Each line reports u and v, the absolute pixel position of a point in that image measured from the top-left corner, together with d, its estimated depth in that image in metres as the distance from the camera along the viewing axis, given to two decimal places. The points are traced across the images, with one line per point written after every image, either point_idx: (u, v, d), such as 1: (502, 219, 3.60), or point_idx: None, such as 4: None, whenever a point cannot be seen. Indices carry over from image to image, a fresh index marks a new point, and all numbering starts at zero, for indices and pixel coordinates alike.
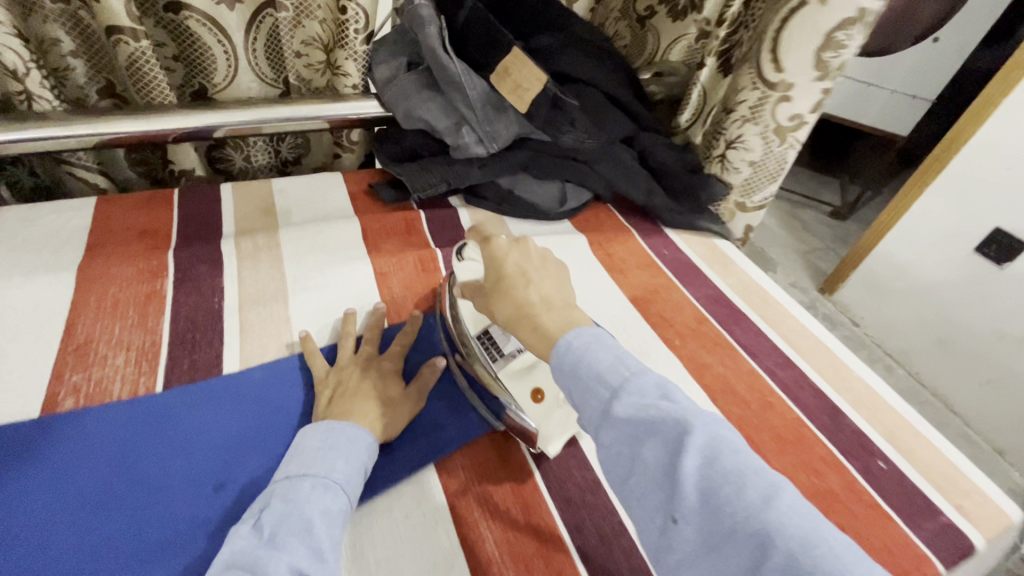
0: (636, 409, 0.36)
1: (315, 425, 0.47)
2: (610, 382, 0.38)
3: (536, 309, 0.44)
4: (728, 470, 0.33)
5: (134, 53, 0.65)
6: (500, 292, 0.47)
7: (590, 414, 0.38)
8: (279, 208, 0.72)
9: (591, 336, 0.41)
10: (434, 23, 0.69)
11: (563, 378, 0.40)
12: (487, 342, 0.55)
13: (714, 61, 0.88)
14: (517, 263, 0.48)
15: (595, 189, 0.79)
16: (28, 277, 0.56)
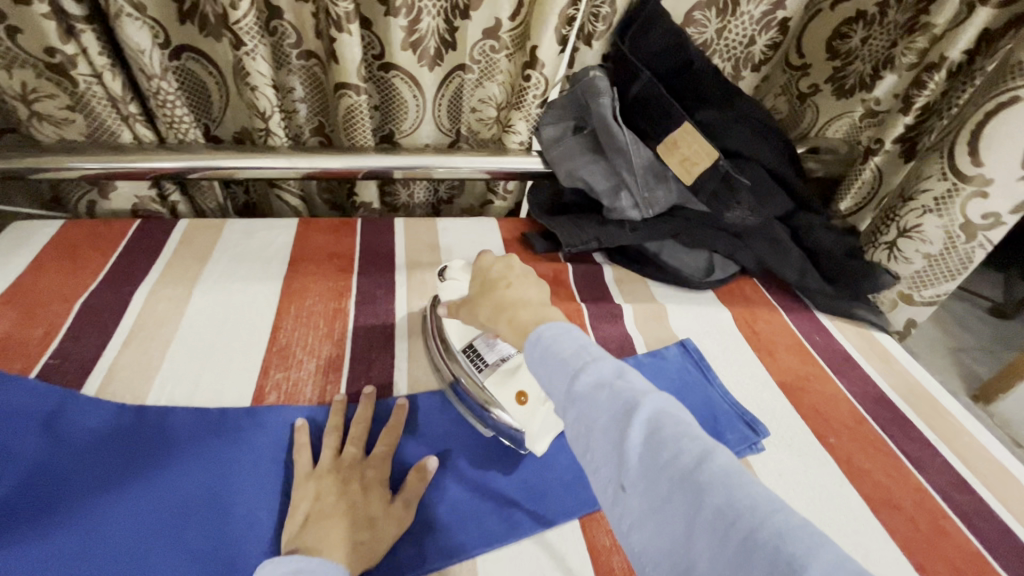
0: (597, 388, 0.34)
1: (277, 559, 0.40)
2: (571, 364, 0.35)
3: (507, 303, 0.43)
4: (671, 436, 0.30)
5: (353, 105, 0.76)
6: (483, 293, 0.46)
7: (555, 396, 0.35)
8: (442, 245, 0.79)
9: (558, 327, 0.38)
10: (608, 95, 0.74)
11: (534, 367, 0.37)
12: (472, 353, 0.57)
13: (891, 146, 0.84)
14: (500, 266, 0.47)
15: (742, 262, 0.78)
16: (250, 283, 0.67)
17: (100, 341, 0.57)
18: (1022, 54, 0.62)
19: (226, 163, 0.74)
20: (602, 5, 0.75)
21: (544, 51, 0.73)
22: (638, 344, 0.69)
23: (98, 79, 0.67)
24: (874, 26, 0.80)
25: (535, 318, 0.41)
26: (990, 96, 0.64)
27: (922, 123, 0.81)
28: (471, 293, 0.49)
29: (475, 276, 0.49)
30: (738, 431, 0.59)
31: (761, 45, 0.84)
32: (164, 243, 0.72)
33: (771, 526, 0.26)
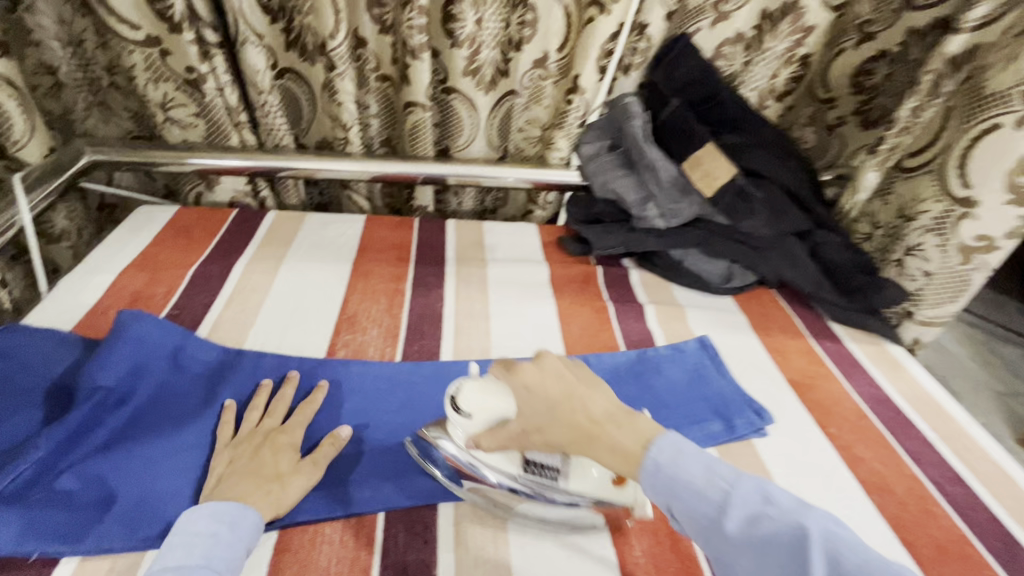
0: (752, 521, 0.38)
1: (202, 503, 0.45)
2: (711, 497, 0.40)
3: (600, 426, 0.44)
4: (851, 565, 0.34)
5: (419, 120, 0.88)
6: (557, 423, 0.45)
7: (704, 531, 0.40)
8: (488, 244, 0.90)
9: (671, 446, 0.43)
10: (640, 117, 0.85)
11: (663, 501, 0.42)
12: (531, 470, 0.50)
13: (883, 168, 0.85)
14: (558, 384, 0.46)
15: (761, 273, 0.84)
16: (326, 264, 0.79)
17: (206, 301, 0.70)
18: (997, 88, 0.71)
19: (312, 165, 0.88)
20: (641, 40, 0.87)
21: (585, 79, 0.85)
22: (658, 338, 0.76)
23: (220, 92, 0.82)
24: (897, 63, 0.86)
25: (637, 442, 0.44)
26: (971, 124, 0.74)
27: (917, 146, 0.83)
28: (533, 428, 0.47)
29: (522, 396, 0.47)
30: (743, 416, 0.65)
31: (785, 76, 0.92)
32: (257, 229, 0.86)
33: None
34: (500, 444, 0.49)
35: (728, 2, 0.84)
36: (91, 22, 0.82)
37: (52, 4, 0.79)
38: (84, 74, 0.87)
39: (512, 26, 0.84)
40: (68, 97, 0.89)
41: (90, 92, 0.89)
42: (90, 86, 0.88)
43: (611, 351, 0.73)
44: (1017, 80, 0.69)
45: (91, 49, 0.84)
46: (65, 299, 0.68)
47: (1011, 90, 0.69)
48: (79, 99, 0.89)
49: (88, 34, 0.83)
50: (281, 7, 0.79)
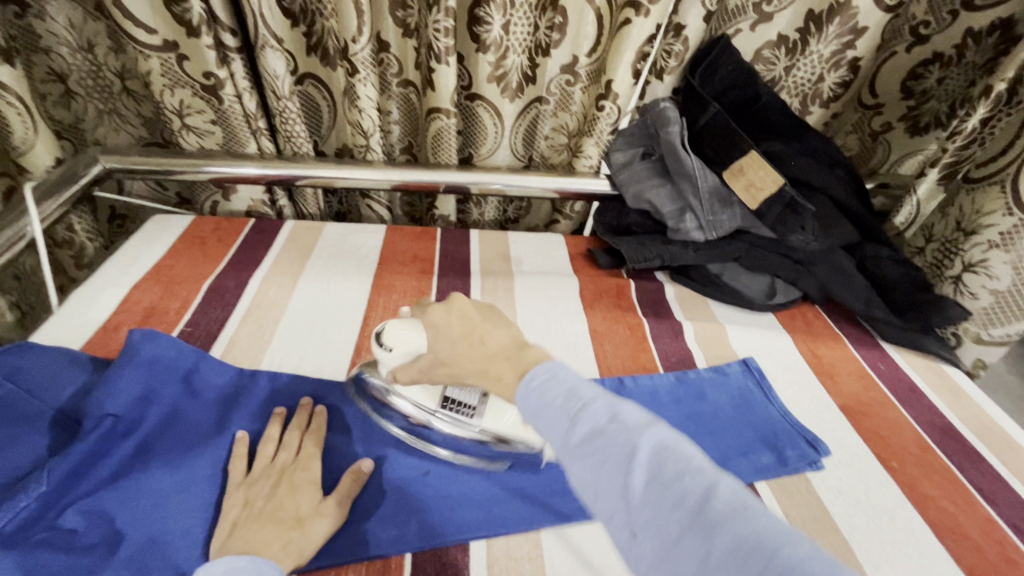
0: (593, 434, 0.37)
1: (212, 563, 0.41)
2: (566, 412, 0.39)
3: (491, 359, 0.46)
4: (666, 474, 0.33)
5: (443, 126, 0.84)
6: (463, 356, 0.48)
7: (556, 444, 0.39)
8: (513, 256, 0.86)
9: (548, 372, 0.42)
10: (677, 123, 0.80)
11: (532, 418, 0.41)
12: (450, 406, 0.55)
13: (936, 174, 0.84)
14: (461, 322, 0.49)
15: (804, 287, 0.79)
16: (346, 278, 0.76)
17: (221, 317, 0.67)
18: None
19: (331, 173, 0.85)
20: (675, 42, 0.81)
21: (619, 84, 0.79)
22: (698, 358, 0.71)
23: (238, 99, 0.80)
24: (951, 67, 0.82)
25: (518, 370, 0.44)
26: None
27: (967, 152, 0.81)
28: (443, 360, 0.50)
29: (434, 333, 0.50)
30: (797, 448, 0.60)
31: (830, 83, 0.86)
32: (273, 240, 0.82)
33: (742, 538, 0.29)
34: (415, 380, 0.53)
35: (771, 2, 0.79)
36: (104, 26, 0.79)
37: (63, 8, 0.76)
38: (95, 81, 0.84)
39: (541, 30, 0.80)
40: (77, 106, 0.87)
41: (102, 99, 0.87)
42: (102, 94, 0.86)
43: (649, 373, 0.68)
44: None
45: (102, 54, 0.82)
46: (74, 316, 0.65)
47: None
48: (89, 106, 0.87)
49: (101, 39, 0.80)
50: (302, 10, 0.77)
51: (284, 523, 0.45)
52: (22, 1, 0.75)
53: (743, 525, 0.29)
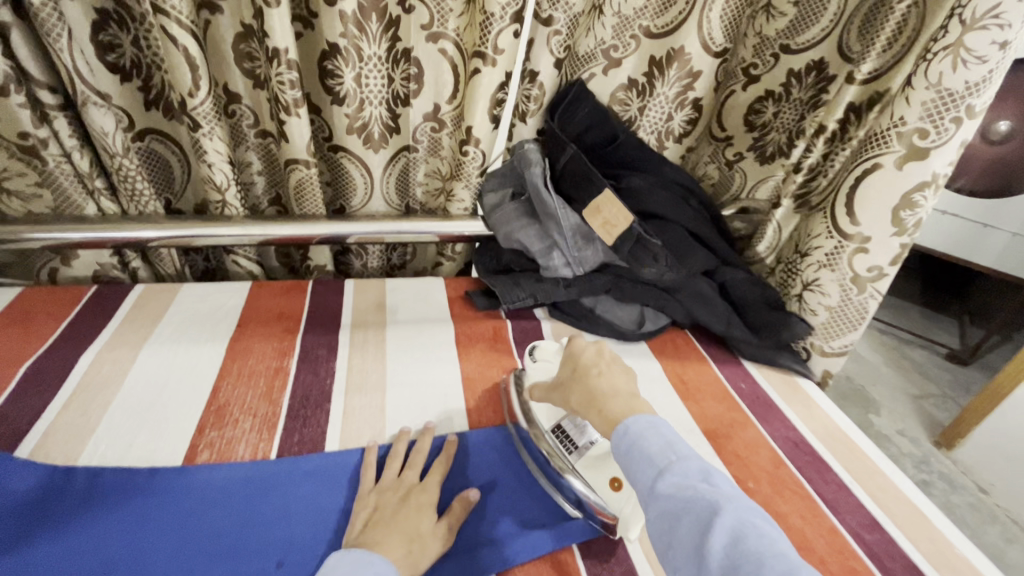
0: (679, 488, 0.39)
1: (346, 551, 0.47)
2: (658, 461, 0.41)
3: (599, 395, 0.51)
4: (751, 552, 0.34)
5: (303, 177, 0.82)
6: (577, 381, 0.54)
7: (640, 488, 0.41)
8: (389, 304, 0.83)
9: (647, 420, 0.45)
10: (538, 164, 0.82)
11: (621, 457, 0.44)
12: (561, 433, 0.61)
13: (789, 203, 0.94)
14: (591, 356, 0.56)
15: (672, 314, 0.83)
16: (197, 347, 0.69)
17: (41, 405, 0.59)
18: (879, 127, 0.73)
19: (184, 232, 0.79)
20: (533, 88, 0.85)
21: (478, 129, 0.81)
22: None
23: (67, 159, 0.73)
24: (783, 102, 0.89)
25: (625, 411, 0.48)
26: (857, 163, 0.76)
27: (812, 181, 0.93)
28: (565, 378, 0.57)
29: (568, 358, 0.58)
30: None
31: (679, 119, 0.92)
32: (116, 310, 0.75)
33: None
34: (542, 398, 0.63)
35: (617, 49, 0.84)
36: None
37: None
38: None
39: (396, 81, 0.80)
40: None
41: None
42: None
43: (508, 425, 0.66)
44: (893, 122, 0.71)
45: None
46: None
47: (889, 131, 0.72)
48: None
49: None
50: (135, 64, 0.72)
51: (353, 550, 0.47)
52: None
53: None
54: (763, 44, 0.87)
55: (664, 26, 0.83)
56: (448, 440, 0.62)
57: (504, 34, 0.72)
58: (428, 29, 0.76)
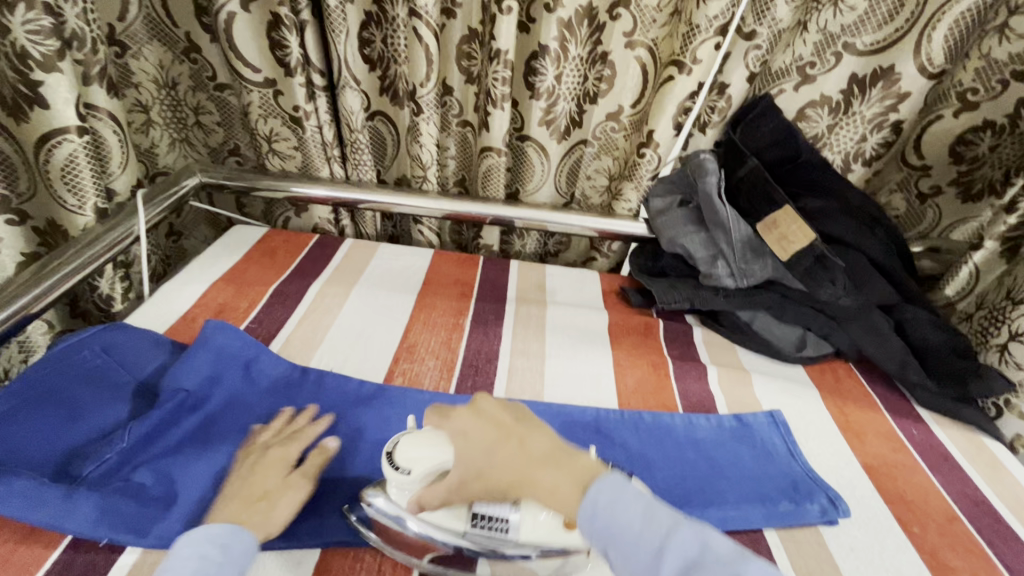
0: (687, 568, 0.38)
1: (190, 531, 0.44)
2: (651, 543, 0.40)
3: (539, 467, 0.45)
4: None
5: (493, 164, 0.91)
6: (505, 468, 0.46)
7: (637, 574, 0.40)
8: (548, 287, 0.90)
9: (612, 486, 0.43)
10: (715, 174, 0.83)
11: (601, 545, 0.41)
12: (479, 525, 0.47)
13: (995, 245, 0.82)
14: (495, 427, 0.48)
15: (837, 343, 0.80)
16: (393, 294, 0.83)
17: (281, 318, 0.75)
18: None
19: (389, 200, 0.93)
20: (720, 99, 0.87)
21: (660, 134, 0.85)
22: (718, 401, 0.72)
23: (320, 129, 0.90)
24: (1004, 134, 0.81)
25: (577, 482, 0.44)
26: None
27: None
28: (475, 465, 0.47)
29: (461, 439, 0.48)
30: (816, 501, 0.58)
31: (872, 143, 0.87)
32: (332, 255, 0.91)
33: None
34: (444, 500, 0.47)
35: (815, 65, 0.83)
36: (188, 68, 0.90)
37: (157, 51, 0.86)
38: (174, 113, 0.93)
39: (589, 81, 0.87)
40: (155, 133, 0.93)
41: (176, 129, 0.96)
42: (176, 124, 0.95)
43: (667, 411, 0.69)
44: None
45: (183, 90, 0.92)
46: (162, 304, 0.75)
47: None
48: (164, 136, 0.94)
49: (184, 77, 0.91)
50: (380, 57, 0.88)
51: (244, 501, 0.48)
52: (121, 44, 0.82)
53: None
54: (990, 68, 0.78)
55: (874, 45, 0.80)
56: (591, 412, 0.66)
57: (706, 45, 0.76)
58: (628, 36, 0.82)
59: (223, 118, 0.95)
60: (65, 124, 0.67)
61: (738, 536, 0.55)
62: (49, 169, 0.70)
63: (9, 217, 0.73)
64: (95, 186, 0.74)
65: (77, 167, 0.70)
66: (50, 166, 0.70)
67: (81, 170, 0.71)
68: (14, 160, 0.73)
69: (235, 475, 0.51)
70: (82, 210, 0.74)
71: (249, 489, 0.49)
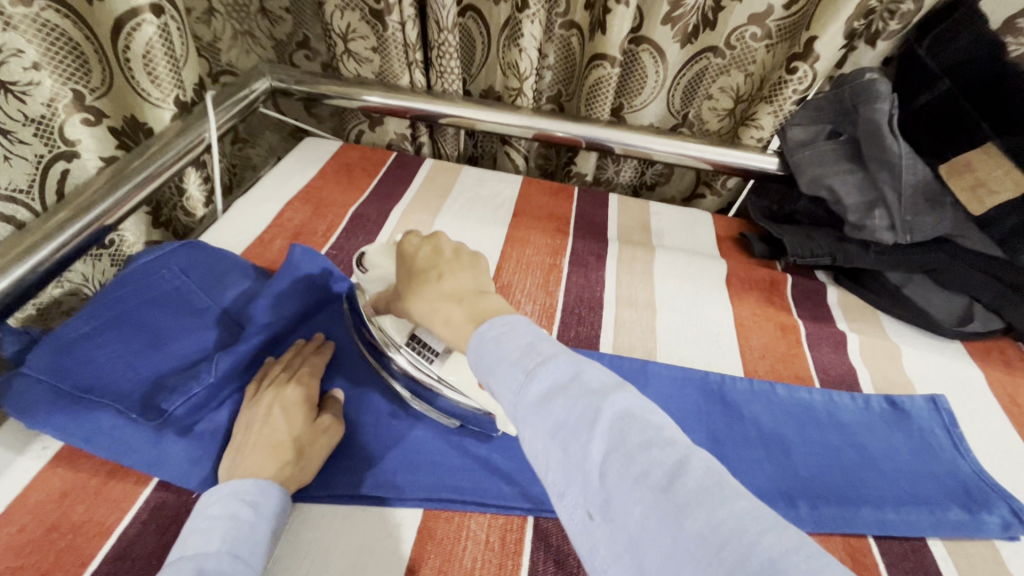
0: (548, 395, 0.31)
1: (219, 487, 0.39)
2: (521, 364, 0.33)
3: (451, 294, 0.40)
4: (637, 444, 0.28)
5: (603, 76, 0.77)
6: (411, 287, 0.42)
7: (507, 405, 0.33)
8: (654, 228, 0.79)
9: (504, 323, 0.36)
10: (887, 101, 0.66)
11: (480, 371, 0.35)
12: (415, 346, 0.48)
13: None
14: (429, 255, 0.44)
15: (1015, 320, 0.64)
16: (482, 225, 0.74)
17: (363, 246, 0.68)
18: None
19: (477, 114, 0.81)
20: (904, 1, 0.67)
21: (823, 44, 0.68)
22: (863, 377, 0.61)
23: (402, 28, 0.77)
24: None
25: (472, 317, 0.38)
26: None
27: None
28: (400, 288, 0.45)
29: (401, 263, 0.46)
30: (995, 512, 0.48)
31: None
32: (413, 177, 0.81)
33: (762, 547, 0.23)
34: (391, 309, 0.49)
35: None
36: None
37: None
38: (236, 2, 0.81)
39: None
40: (217, 25, 0.81)
41: (238, 19, 0.84)
42: (239, 14, 0.83)
43: (802, 385, 0.59)
44: None
45: None
46: (238, 222, 0.69)
47: None
48: (226, 28, 0.83)
49: None
50: None
51: (270, 448, 0.42)
52: None
53: (661, 464, 0.27)
54: None
55: None
56: (719, 379, 0.57)
57: None
58: None
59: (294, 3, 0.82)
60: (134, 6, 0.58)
61: (893, 544, 0.47)
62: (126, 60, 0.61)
63: (84, 115, 0.64)
64: (174, 77, 0.66)
65: (155, 55, 0.62)
66: (131, 54, 0.61)
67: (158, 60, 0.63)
68: (86, 45, 0.61)
69: (250, 421, 0.44)
70: (166, 103, 0.67)
71: (273, 435, 0.43)
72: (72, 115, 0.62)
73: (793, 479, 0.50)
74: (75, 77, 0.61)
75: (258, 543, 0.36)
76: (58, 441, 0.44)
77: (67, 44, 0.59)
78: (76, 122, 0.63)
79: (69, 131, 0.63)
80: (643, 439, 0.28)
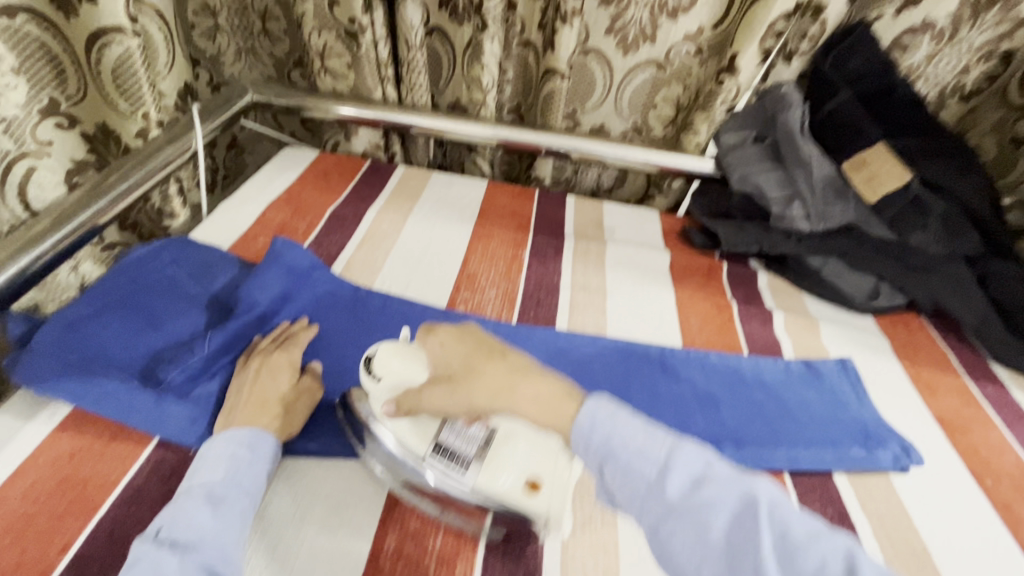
0: (688, 488, 0.38)
1: (216, 436, 0.45)
2: (654, 458, 0.39)
3: (518, 376, 0.43)
4: (793, 537, 0.35)
5: (556, 88, 0.86)
6: (468, 379, 0.43)
7: (637, 493, 0.39)
8: (607, 225, 0.87)
9: (609, 405, 0.42)
10: (798, 106, 0.78)
11: (596, 459, 0.41)
12: (442, 451, 0.46)
13: None
14: (474, 343, 0.45)
15: (913, 295, 0.75)
16: (450, 223, 0.81)
17: (340, 242, 0.75)
18: None
19: (444, 125, 0.89)
20: (812, 25, 0.78)
21: (743, 59, 0.78)
22: (785, 346, 0.70)
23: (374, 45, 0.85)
24: None
25: (563, 398, 0.42)
26: None
27: None
28: (450, 381, 0.44)
29: (437, 361, 0.45)
30: (888, 449, 0.57)
31: (975, 75, 0.80)
32: (386, 182, 0.88)
33: None
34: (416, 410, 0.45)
35: None
36: None
37: None
38: (239, 20, 0.90)
39: None
40: (221, 41, 0.92)
41: (243, 37, 0.93)
42: (244, 33, 0.92)
43: (733, 353, 0.67)
44: None
45: None
46: (222, 222, 0.74)
47: None
48: (231, 44, 0.93)
49: None
50: None
51: (259, 406, 0.48)
52: None
53: (825, 559, 0.34)
54: None
55: None
56: (658, 350, 0.65)
57: None
58: None
59: (288, 25, 0.90)
60: (117, 23, 0.64)
61: (802, 477, 0.55)
62: (103, 72, 0.68)
63: (57, 120, 0.69)
64: (152, 93, 0.72)
65: (133, 69, 0.68)
66: (103, 67, 0.67)
67: (138, 74, 0.69)
68: (64, 57, 0.67)
69: (241, 385, 0.50)
70: (135, 117, 0.72)
71: (262, 395, 0.49)
72: (44, 119, 0.67)
73: (722, 428, 0.58)
74: (52, 85, 0.67)
75: (253, 478, 0.42)
76: (64, 409, 0.48)
77: (48, 55, 0.65)
78: (48, 126, 0.68)
79: (40, 133, 0.67)
80: (801, 530, 0.35)
